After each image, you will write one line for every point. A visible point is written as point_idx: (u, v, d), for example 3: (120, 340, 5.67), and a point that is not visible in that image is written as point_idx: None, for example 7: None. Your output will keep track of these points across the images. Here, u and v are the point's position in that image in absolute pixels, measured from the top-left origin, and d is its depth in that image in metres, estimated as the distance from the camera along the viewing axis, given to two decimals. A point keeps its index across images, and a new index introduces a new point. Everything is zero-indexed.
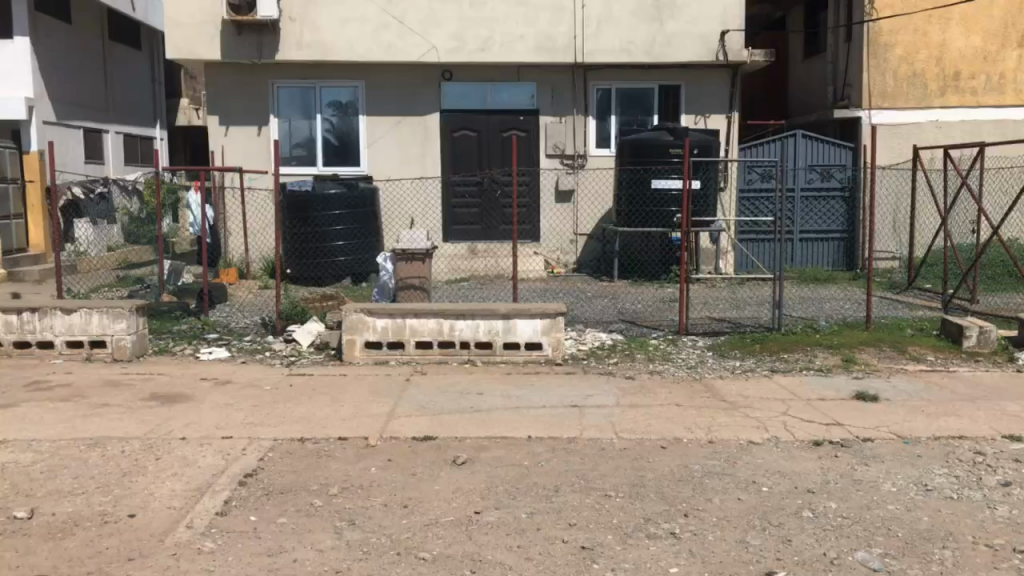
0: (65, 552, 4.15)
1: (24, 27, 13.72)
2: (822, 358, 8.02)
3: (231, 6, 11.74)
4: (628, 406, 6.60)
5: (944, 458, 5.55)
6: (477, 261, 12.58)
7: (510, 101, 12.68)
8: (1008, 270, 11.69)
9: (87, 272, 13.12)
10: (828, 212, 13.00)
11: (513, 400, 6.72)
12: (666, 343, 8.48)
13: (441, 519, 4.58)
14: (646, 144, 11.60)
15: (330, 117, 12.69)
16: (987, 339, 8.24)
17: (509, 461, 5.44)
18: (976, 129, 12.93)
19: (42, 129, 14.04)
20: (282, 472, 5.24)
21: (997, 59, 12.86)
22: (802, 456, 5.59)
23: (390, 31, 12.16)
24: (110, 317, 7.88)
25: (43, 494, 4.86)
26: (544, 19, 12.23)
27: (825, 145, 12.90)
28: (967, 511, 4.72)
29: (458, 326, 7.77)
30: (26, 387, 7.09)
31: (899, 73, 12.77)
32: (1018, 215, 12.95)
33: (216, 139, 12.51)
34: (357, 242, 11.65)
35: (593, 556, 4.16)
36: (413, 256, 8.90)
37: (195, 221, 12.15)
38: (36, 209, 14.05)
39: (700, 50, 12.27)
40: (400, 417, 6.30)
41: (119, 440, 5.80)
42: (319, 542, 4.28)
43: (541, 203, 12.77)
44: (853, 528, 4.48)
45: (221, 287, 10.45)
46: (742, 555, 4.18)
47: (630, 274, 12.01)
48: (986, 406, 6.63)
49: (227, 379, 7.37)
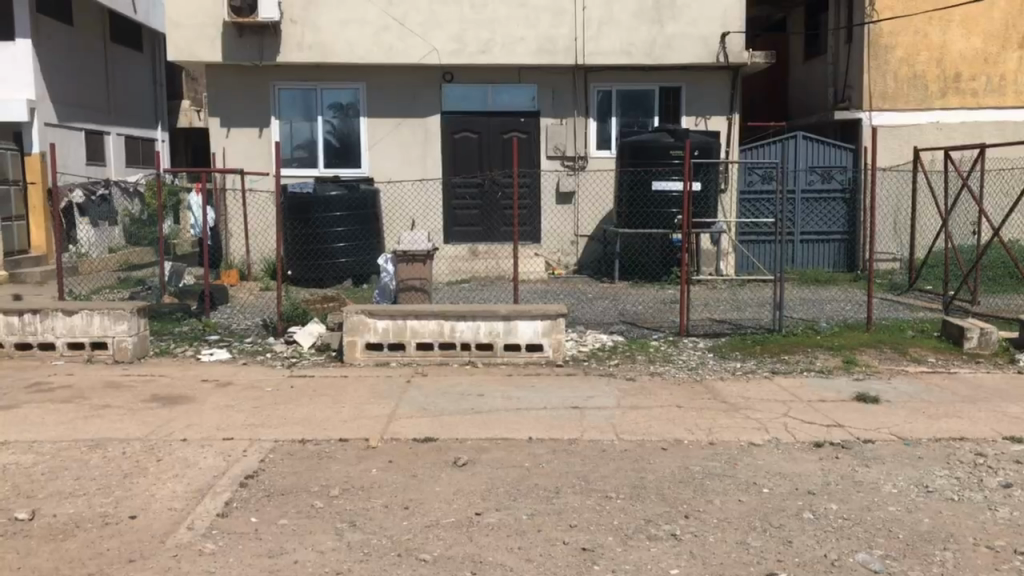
0: (66, 554, 4.15)
1: (24, 29, 13.75)
2: (822, 359, 8.03)
3: (232, 8, 11.78)
4: (629, 408, 6.61)
5: (945, 460, 5.55)
6: (478, 262, 12.60)
7: (510, 103, 12.69)
8: (1009, 271, 11.69)
9: (87, 273, 13.14)
10: (829, 214, 13.00)
11: (513, 401, 6.73)
12: (667, 345, 8.49)
13: (441, 521, 4.58)
14: (646, 146, 11.62)
15: (331, 119, 12.69)
16: (987, 341, 8.24)
17: (510, 462, 5.44)
18: (977, 130, 12.94)
19: (44, 130, 14.06)
20: (283, 473, 5.24)
21: (997, 60, 12.87)
22: (803, 458, 5.59)
23: (391, 33, 12.18)
24: (111, 319, 7.89)
25: (44, 496, 4.86)
26: (545, 20, 12.24)
27: (825, 146, 12.90)
28: (967, 512, 4.72)
29: (458, 328, 7.78)
30: (27, 388, 7.10)
31: (900, 75, 12.78)
32: (1019, 216, 12.95)
33: (217, 140, 12.52)
34: (357, 244, 11.64)
35: (593, 558, 4.16)
36: (414, 257, 8.91)
37: (195, 223, 12.17)
38: (37, 211, 14.07)
39: (700, 52, 12.28)
40: (400, 418, 6.31)
41: (120, 441, 5.80)
42: (320, 543, 4.29)
43: (541, 204, 12.78)
44: (853, 530, 4.48)
45: (222, 288, 10.46)
46: (742, 556, 4.18)
47: (630, 275, 12.06)
48: (987, 408, 6.64)
49: (228, 381, 7.38)
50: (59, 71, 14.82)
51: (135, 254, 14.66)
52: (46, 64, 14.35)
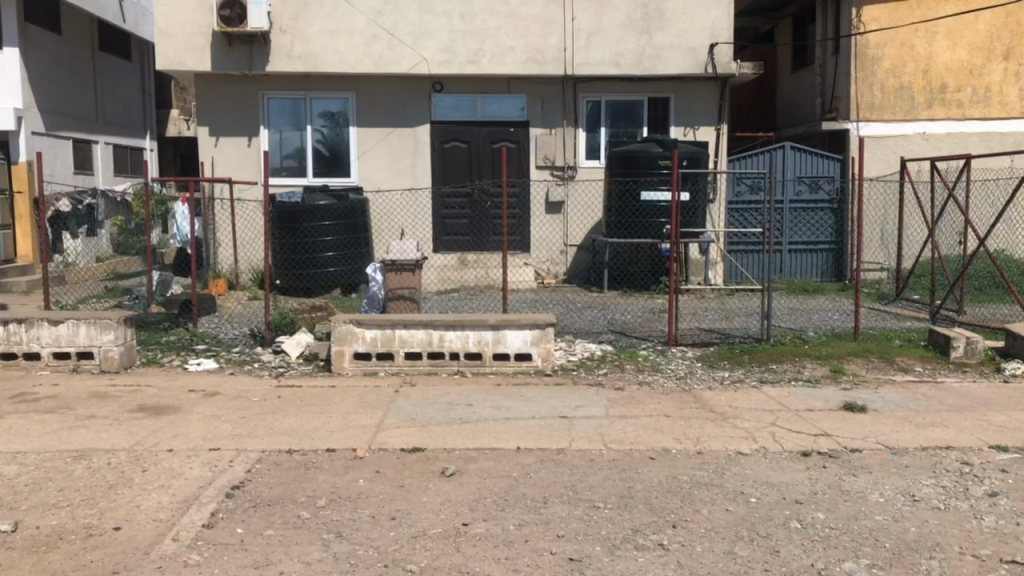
0: (48, 566, 4.12)
1: (14, 37, 13.74)
2: (810, 369, 8.06)
3: (221, 17, 11.71)
4: (618, 417, 6.61)
5: (933, 468, 5.57)
6: (467, 272, 12.64)
7: (499, 113, 12.71)
8: (996, 281, 11.76)
9: (73, 284, 13.12)
10: (816, 224, 13.08)
11: (502, 411, 6.72)
12: (655, 353, 8.53)
13: (429, 531, 4.56)
14: (634, 157, 11.69)
15: (320, 128, 12.70)
16: (973, 350, 8.27)
17: (497, 472, 5.43)
18: (963, 142, 13.03)
19: (31, 139, 13.97)
20: (270, 484, 5.21)
21: (982, 72, 12.95)
22: (791, 467, 5.61)
23: (380, 43, 12.20)
24: (98, 328, 7.83)
25: (27, 508, 4.82)
26: (534, 31, 12.29)
27: (813, 156, 12.98)
28: (954, 520, 4.74)
29: (447, 337, 7.78)
30: (11, 399, 7.03)
31: (887, 86, 12.90)
32: (1004, 224, 13.09)
33: (205, 149, 12.47)
34: (346, 253, 11.62)
35: (581, 568, 4.15)
36: (403, 267, 8.86)
37: (183, 232, 12.25)
38: (23, 220, 14.01)
39: (688, 62, 12.34)
40: (388, 429, 6.28)
41: (105, 452, 5.76)
42: (306, 554, 4.26)
43: (530, 214, 12.81)
44: (841, 539, 4.49)
45: (210, 296, 10.49)
46: (729, 566, 4.19)
47: (620, 284, 11.99)
48: (972, 416, 6.67)
49: (215, 392, 7.31)
50: (48, 80, 14.79)
51: (123, 264, 14.84)
52: (34, 71, 14.32)
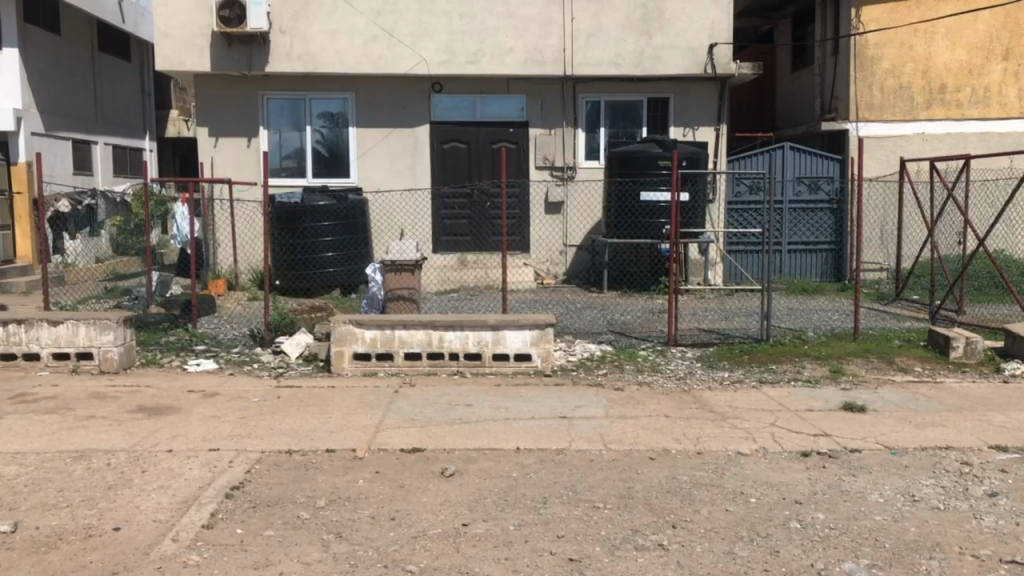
0: (48, 567, 4.12)
1: (13, 37, 13.74)
2: (809, 369, 8.06)
3: (221, 18, 11.71)
4: (617, 418, 6.61)
5: (932, 468, 5.57)
6: (467, 272, 12.65)
7: (499, 114, 12.71)
8: (996, 281, 11.75)
9: (72, 284, 13.11)
10: (816, 224, 13.08)
11: (502, 411, 6.72)
12: (655, 353, 8.53)
13: (429, 531, 4.56)
14: (634, 157, 11.69)
15: (319, 129, 12.71)
16: (973, 350, 8.27)
17: (496, 472, 5.43)
18: (963, 142, 13.03)
19: (30, 140, 13.96)
20: (270, 484, 5.21)
21: (981, 72, 12.96)
22: (790, 467, 5.61)
23: (380, 43, 12.20)
24: (97, 329, 7.83)
25: (26, 508, 4.81)
26: (534, 31, 12.29)
27: (812, 157, 12.98)
28: (954, 520, 4.74)
29: (447, 337, 7.78)
30: (11, 399, 7.02)
31: (886, 86, 12.91)
32: (1004, 223, 13.09)
33: (205, 149, 12.47)
34: (345, 254, 11.62)
35: (581, 568, 4.15)
36: (402, 267, 8.85)
37: (182, 233, 12.24)
38: (22, 220, 13.99)
39: (687, 63, 12.35)
40: (388, 429, 6.28)
41: (104, 452, 5.76)
42: (306, 554, 4.26)
43: (530, 214, 12.81)
44: (840, 539, 4.49)
45: (210, 297, 10.48)
46: (729, 566, 4.19)
47: (620, 284, 11.99)
48: (972, 416, 6.67)
49: (215, 392, 7.31)
50: (47, 80, 14.79)
51: (122, 265, 14.81)
52: (34, 71, 14.31)
